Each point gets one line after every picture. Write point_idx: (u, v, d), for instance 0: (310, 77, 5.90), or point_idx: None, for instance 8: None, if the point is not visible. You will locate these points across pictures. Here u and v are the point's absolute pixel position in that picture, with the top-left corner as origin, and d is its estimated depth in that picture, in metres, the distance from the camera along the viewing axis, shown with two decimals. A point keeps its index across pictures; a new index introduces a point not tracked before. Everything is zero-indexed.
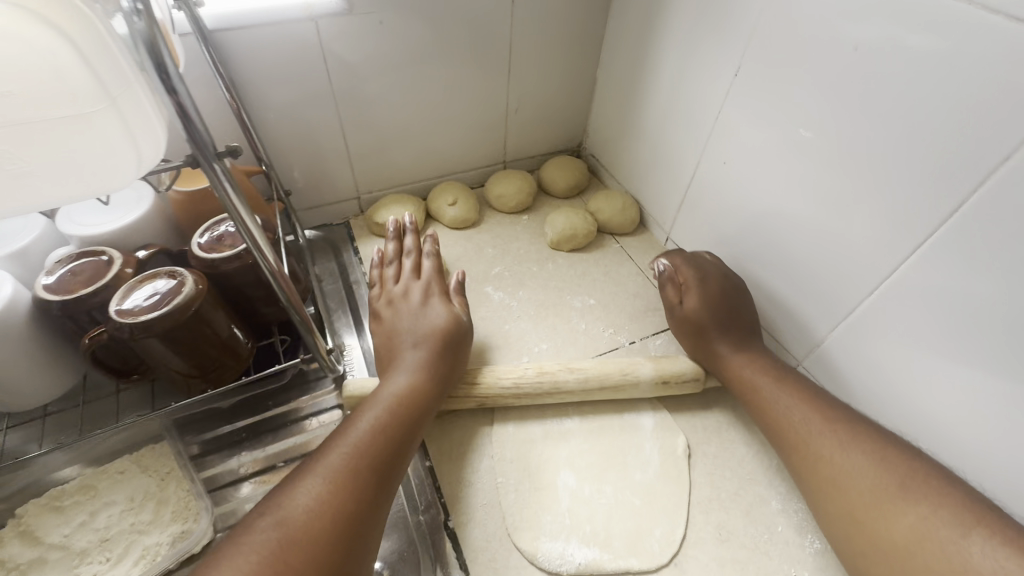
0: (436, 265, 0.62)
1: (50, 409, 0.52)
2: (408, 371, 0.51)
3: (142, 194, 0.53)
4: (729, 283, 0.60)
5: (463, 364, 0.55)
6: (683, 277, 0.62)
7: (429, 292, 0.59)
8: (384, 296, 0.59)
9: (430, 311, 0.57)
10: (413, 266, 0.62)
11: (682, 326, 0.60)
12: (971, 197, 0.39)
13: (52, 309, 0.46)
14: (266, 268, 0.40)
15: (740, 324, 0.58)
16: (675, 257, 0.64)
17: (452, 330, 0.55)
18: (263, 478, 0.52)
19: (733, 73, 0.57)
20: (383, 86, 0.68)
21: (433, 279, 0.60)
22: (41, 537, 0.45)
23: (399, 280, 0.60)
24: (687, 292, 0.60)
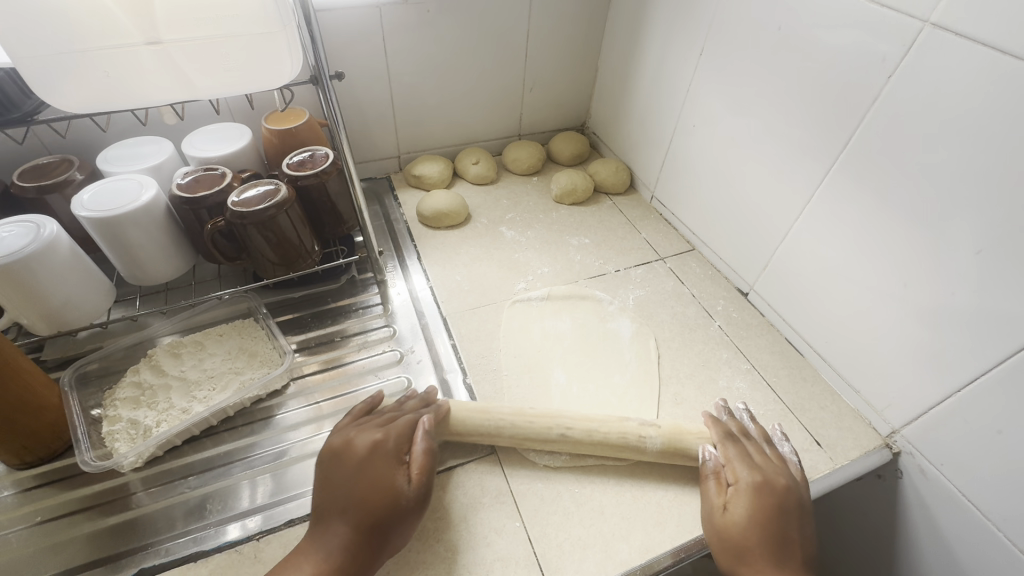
0: (409, 420, 0.52)
1: (170, 286, 0.70)
2: (316, 560, 0.44)
3: (244, 131, 0.71)
4: (782, 490, 0.49)
5: (393, 546, 0.46)
6: (735, 476, 0.51)
7: (376, 446, 0.49)
8: (333, 439, 0.51)
9: (367, 472, 0.47)
10: (387, 415, 0.53)
11: (716, 534, 0.48)
12: (854, 133, 0.55)
13: (181, 203, 0.62)
14: (345, 155, 0.60)
15: (786, 545, 0.47)
16: (733, 450, 0.53)
17: (386, 504, 0.46)
18: (324, 346, 0.67)
19: (698, 55, 0.74)
20: (425, 67, 0.85)
21: (393, 431, 0.50)
22: (166, 370, 0.61)
23: (360, 425, 0.52)
24: (736, 500, 0.49)
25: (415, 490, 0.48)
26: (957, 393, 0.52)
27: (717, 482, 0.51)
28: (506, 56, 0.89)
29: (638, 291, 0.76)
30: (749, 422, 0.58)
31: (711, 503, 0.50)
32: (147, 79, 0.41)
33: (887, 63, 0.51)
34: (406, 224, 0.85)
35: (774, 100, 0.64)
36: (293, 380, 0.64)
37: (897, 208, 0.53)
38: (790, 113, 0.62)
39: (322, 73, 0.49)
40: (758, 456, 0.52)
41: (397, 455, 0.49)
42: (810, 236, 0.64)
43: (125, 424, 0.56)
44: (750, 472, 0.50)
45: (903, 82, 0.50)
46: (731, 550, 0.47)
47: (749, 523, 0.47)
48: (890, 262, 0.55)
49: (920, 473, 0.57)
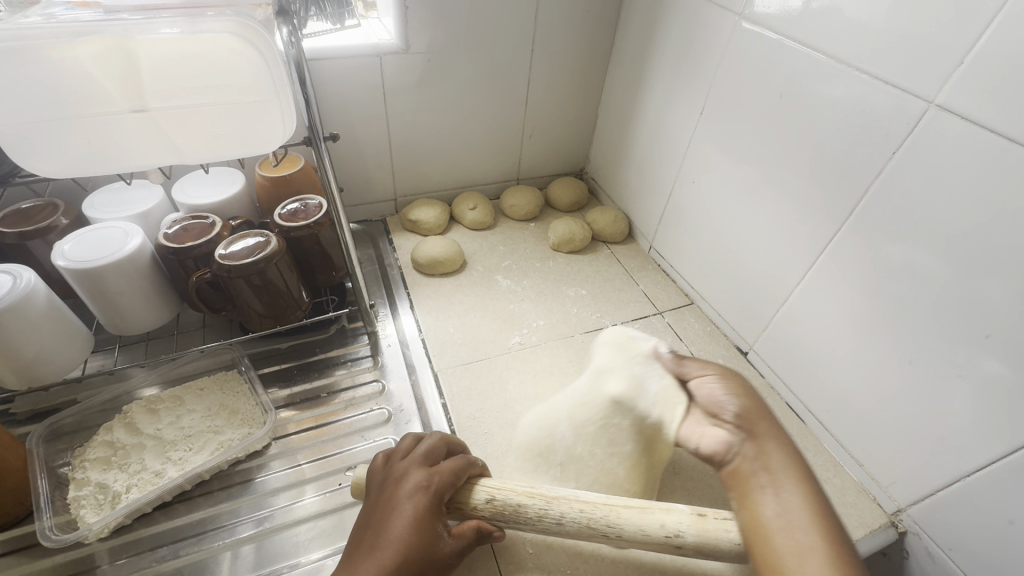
0: (455, 467, 0.48)
1: (151, 336, 0.67)
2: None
3: (237, 177, 0.69)
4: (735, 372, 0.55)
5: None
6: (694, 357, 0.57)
7: (422, 492, 0.44)
8: (380, 477, 0.46)
9: (410, 516, 0.42)
10: (430, 453, 0.49)
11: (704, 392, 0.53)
12: (858, 205, 0.55)
13: (168, 253, 0.60)
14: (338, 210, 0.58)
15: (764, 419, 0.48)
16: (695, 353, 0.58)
17: (424, 559, 0.41)
18: (309, 403, 0.65)
19: (700, 112, 0.74)
20: (426, 112, 0.85)
21: (441, 473, 0.46)
22: (141, 428, 0.58)
23: (404, 460, 0.48)
24: (702, 368, 0.55)
25: (446, 545, 0.43)
26: (965, 477, 0.50)
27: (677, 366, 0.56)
28: (507, 102, 0.89)
29: None
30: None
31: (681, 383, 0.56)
32: (129, 145, 0.40)
33: (890, 140, 0.50)
34: (400, 270, 0.83)
35: (775, 165, 0.64)
36: (275, 439, 0.61)
37: (902, 281, 0.52)
38: (790, 179, 0.62)
39: (316, 134, 0.48)
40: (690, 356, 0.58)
41: (438, 503, 0.45)
42: (812, 301, 0.63)
43: (93, 489, 0.53)
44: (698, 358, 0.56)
45: (908, 159, 0.49)
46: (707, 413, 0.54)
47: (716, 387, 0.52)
48: (894, 338, 0.54)
49: (928, 556, 0.55)
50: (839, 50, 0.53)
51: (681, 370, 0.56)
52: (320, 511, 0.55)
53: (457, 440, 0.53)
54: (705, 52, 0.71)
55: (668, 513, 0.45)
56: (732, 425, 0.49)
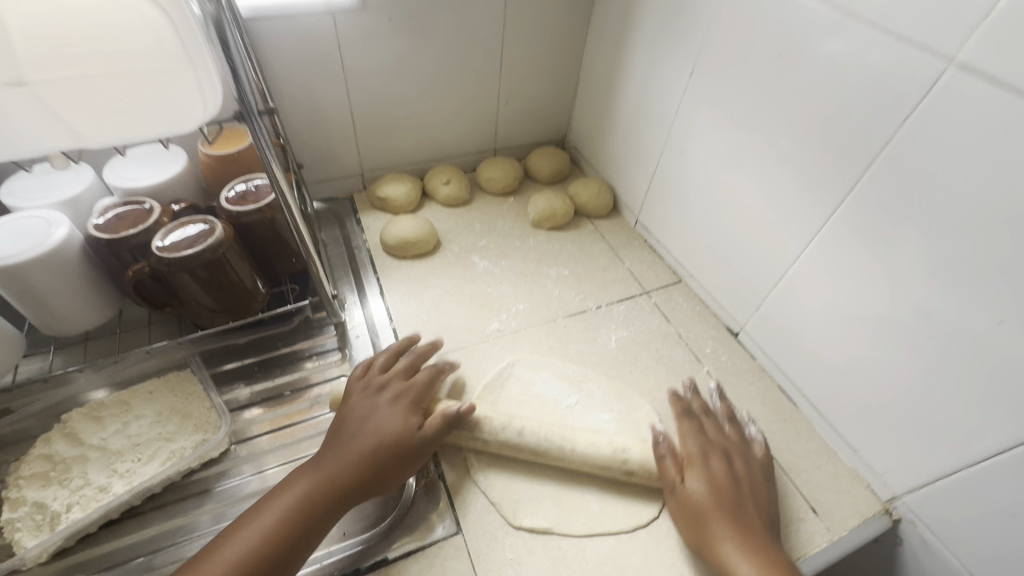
0: (428, 376, 0.55)
1: (90, 336, 0.61)
2: (324, 468, 0.46)
3: (177, 156, 0.62)
4: (735, 464, 0.52)
5: (397, 477, 0.49)
6: (685, 449, 0.52)
7: (401, 395, 0.52)
8: (362, 381, 0.54)
9: (388, 411, 0.51)
10: (406, 366, 0.56)
11: (676, 504, 0.50)
12: (862, 176, 0.50)
13: (100, 245, 0.54)
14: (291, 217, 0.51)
15: (752, 519, 0.47)
16: (678, 418, 0.56)
17: (400, 442, 0.49)
18: (272, 403, 0.60)
19: (689, 74, 0.67)
20: (391, 77, 0.77)
21: (417, 382, 0.54)
22: (83, 439, 0.53)
23: (385, 374, 0.55)
24: (683, 439, 0.54)
25: (420, 433, 0.50)
26: (969, 467, 0.47)
27: (675, 462, 0.51)
28: (480, 65, 0.81)
29: (620, 332, 0.70)
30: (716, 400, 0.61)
31: (671, 489, 0.50)
32: (11, 124, 0.33)
33: (902, 103, 0.45)
34: (368, 253, 0.77)
35: (770, 133, 0.58)
36: (235, 444, 0.56)
37: (908, 260, 0.48)
38: (787, 147, 0.57)
39: (249, 109, 0.41)
40: (712, 434, 0.54)
41: (412, 403, 0.52)
42: (808, 281, 0.59)
43: (29, 510, 0.48)
44: (701, 447, 0.52)
45: (920, 124, 0.44)
46: (692, 519, 0.48)
47: (709, 496, 0.48)
48: (898, 322, 0.50)
49: (923, 544, 0.53)
50: (847, 0, 0.47)
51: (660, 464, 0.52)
52: None
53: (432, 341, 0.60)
54: (694, 6, 0.64)
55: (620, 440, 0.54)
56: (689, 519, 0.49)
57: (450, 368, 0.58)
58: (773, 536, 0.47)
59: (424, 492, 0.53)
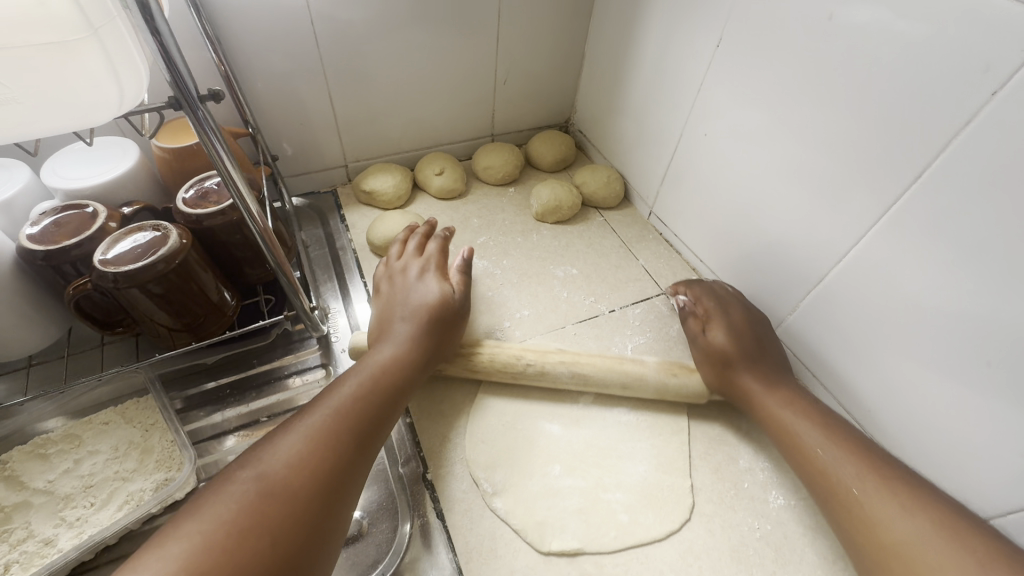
0: (441, 246, 0.59)
1: (33, 360, 0.53)
2: (396, 340, 0.49)
3: (127, 150, 0.54)
4: (751, 315, 0.57)
5: (453, 337, 0.53)
6: (704, 311, 0.58)
7: (428, 269, 0.56)
8: (387, 269, 0.57)
9: (423, 283, 0.54)
10: (417, 247, 0.59)
11: (702, 354, 0.55)
12: (931, 164, 0.42)
13: (35, 258, 0.46)
14: (254, 225, 0.43)
15: (770, 360, 0.54)
16: (688, 287, 0.62)
17: (448, 306, 0.53)
18: (247, 432, 0.53)
19: (714, 45, 0.59)
20: (375, 56, 0.68)
21: (436, 254, 0.58)
22: (26, 482, 0.46)
23: (402, 257, 0.58)
24: (698, 300, 0.59)
25: (458, 296, 0.55)
26: None
27: (698, 320, 0.58)
28: (474, 40, 0.73)
29: (637, 339, 0.63)
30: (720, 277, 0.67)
31: (695, 340, 0.56)
32: None
33: (990, 74, 0.37)
34: (355, 254, 0.69)
35: (813, 111, 0.50)
36: (204, 482, 0.49)
37: (984, 264, 0.40)
38: (834, 128, 0.48)
39: (187, 94, 0.33)
40: (718, 290, 0.60)
41: (440, 270, 0.56)
42: (854, 284, 0.51)
43: None
44: (717, 302, 0.58)
45: (1013, 102, 0.36)
46: (717, 363, 0.54)
47: (733, 342, 0.54)
48: (967, 336, 0.43)
49: None
50: None
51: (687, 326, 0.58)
52: None
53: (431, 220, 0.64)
54: None
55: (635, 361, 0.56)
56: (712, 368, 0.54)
57: (450, 231, 0.62)
58: (788, 374, 0.54)
59: (421, 534, 0.47)
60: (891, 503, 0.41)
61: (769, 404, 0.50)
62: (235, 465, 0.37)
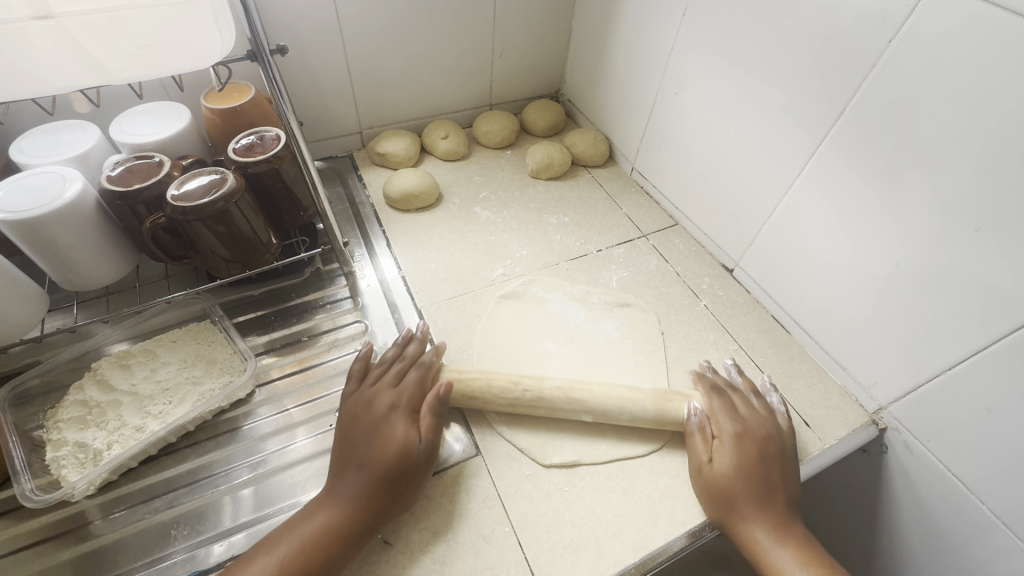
0: (420, 379, 0.54)
1: (111, 290, 0.63)
2: (332, 509, 0.45)
3: (180, 111, 0.63)
4: (769, 442, 0.51)
5: (408, 499, 0.47)
6: (718, 428, 0.52)
7: (396, 408, 0.51)
8: (353, 399, 0.52)
9: (385, 428, 0.49)
10: (397, 374, 0.54)
11: (704, 483, 0.50)
12: (850, 103, 0.52)
13: (114, 197, 0.55)
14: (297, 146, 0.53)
15: (782, 500, 0.49)
16: (705, 389, 0.56)
17: (403, 460, 0.48)
18: (291, 348, 0.62)
19: (681, 15, 0.68)
20: (386, 32, 0.77)
21: (407, 390, 0.53)
22: (114, 385, 0.55)
23: (374, 386, 0.53)
24: (714, 412, 0.54)
25: (423, 446, 0.49)
26: (945, 371, 0.51)
27: (704, 439, 0.52)
28: (473, 17, 0.81)
29: (621, 272, 0.73)
30: (735, 377, 0.59)
31: (698, 470, 0.51)
32: (41, 62, 0.34)
33: (888, 26, 0.47)
34: (372, 207, 0.79)
35: (761, 66, 0.60)
36: (259, 386, 0.59)
37: (890, 182, 0.51)
38: (778, 81, 0.58)
39: (261, 48, 0.42)
40: (744, 409, 0.54)
41: (410, 411, 0.51)
42: (800, 212, 0.61)
43: (72, 449, 0.51)
44: (733, 424, 0.52)
45: (904, 48, 0.46)
46: (720, 499, 0.49)
47: (741, 478, 0.49)
48: (880, 244, 0.54)
49: (906, 449, 0.57)
50: None
51: (693, 432, 0.53)
52: (314, 452, 0.54)
53: (424, 332, 0.60)
54: None
55: (630, 392, 0.55)
56: (715, 502, 0.49)
57: (438, 357, 0.57)
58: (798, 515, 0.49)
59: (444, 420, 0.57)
60: None
61: (779, 564, 0.45)
62: None
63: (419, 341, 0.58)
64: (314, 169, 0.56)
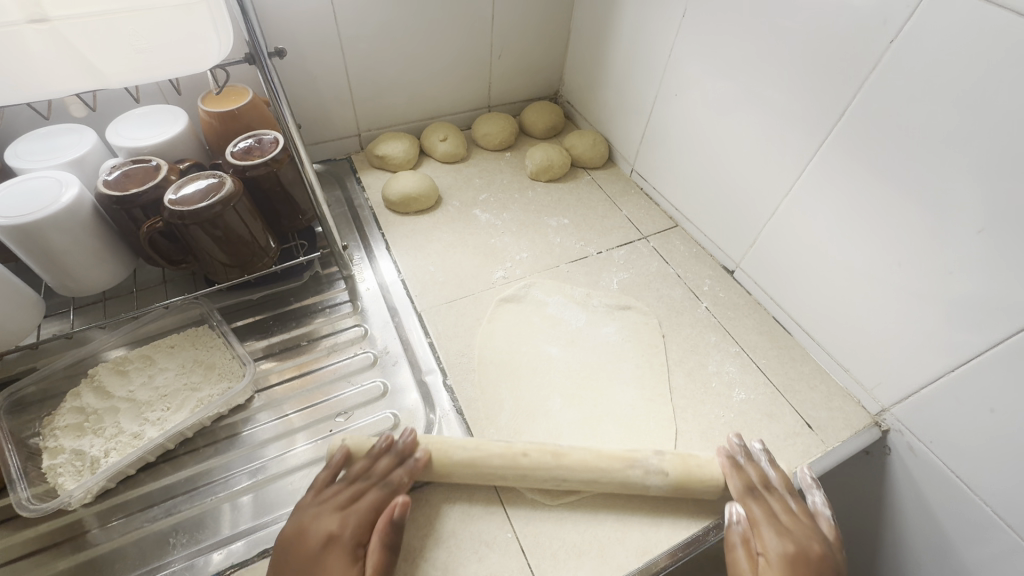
0: (376, 501, 0.46)
1: (108, 295, 0.63)
2: None
3: (177, 114, 0.63)
4: (822, 563, 0.44)
5: None
6: (764, 544, 0.45)
7: (337, 543, 0.43)
8: (293, 519, 0.45)
9: (320, 574, 0.42)
10: (349, 491, 0.46)
11: None
12: (850, 104, 0.52)
13: (112, 202, 0.54)
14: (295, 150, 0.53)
15: None
16: (744, 486, 0.49)
17: None
18: (290, 353, 0.62)
19: (680, 17, 0.68)
20: (383, 35, 0.77)
21: (356, 515, 0.45)
22: (112, 391, 0.55)
23: (321, 504, 0.46)
24: (756, 522, 0.47)
25: None
26: (948, 372, 0.51)
27: (746, 552, 0.46)
28: (471, 19, 0.81)
29: (621, 274, 0.72)
30: (765, 463, 0.52)
31: None
32: (38, 67, 0.34)
33: (889, 27, 0.47)
34: (371, 210, 0.78)
35: (761, 67, 0.60)
36: (258, 392, 0.58)
37: (892, 183, 0.51)
38: (778, 83, 0.58)
39: (259, 51, 0.42)
40: (788, 520, 0.47)
41: (354, 548, 0.43)
42: (801, 213, 0.61)
43: (69, 457, 0.50)
44: (781, 539, 0.45)
45: (905, 48, 0.46)
46: None
47: None
48: (881, 246, 0.53)
49: (909, 451, 0.57)
50: None
51: (734, 543, 0.47)
52: (315, 458, 0.54)
53: (407, 435, 0.50)
54: None
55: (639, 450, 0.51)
56: None
57: (410, 466, 0.49)
58: None
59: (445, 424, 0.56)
60: None
61: None
62: None
63: (391, 445, 0.50)
64: (312, 172, 0.56)
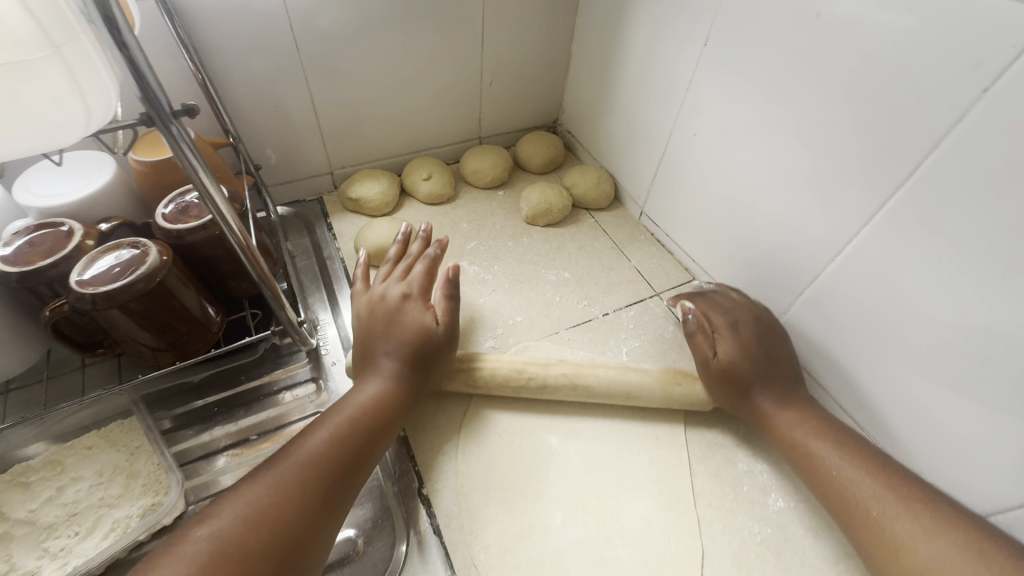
0: (427, 269, 0.56)
1: (12, 385, 0.52)
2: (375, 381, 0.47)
3: (104, 163, 0.53)
4: (762, 322, 0.55)
5: (430, 377, 0.51)
6: (715, 322, 0.55)
7: (410, 295, 0.53)
8: (365, 295, 0.54)
9: (402, 317, 0.51)
10: (404, 268, 0.56)
11: (711, 374, 0.53)
12: (924, 162, 0.40)
13: (9, 280, 0.44)
14: (234, 240, 0.40)
15: (786, 375, 0.52)
16: (695, 300, 0.59)
17: (427, 344, 0.50)
18: (237, 451, 0.52)
19: (701, 45, 0.58)
20: (356, 62, 0.67)
21: (417, 278, 0.55)
22: (6, 513, 0.44)
23: (384, 282, 0.55)
24: (709, 311, 0.57)
25: (440, 327, 0.52)
26: None
27: (705, 337, 0.55)
28: (458, 42, 0.71)
29: (631, 342, 0.62)
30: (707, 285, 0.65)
31: (703, 364, 0.54)
32: None
33: (982, 72, 0.36)
34: (343, 263, 0.68)
35: (797, 107, 0.49)
36: (192, 504, 0.48)
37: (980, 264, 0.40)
38: (819, 128, 0.48)
39: (161, 113, 0.31)
40: (727, 300, 0.58)
41: (425, 294, 0.54)
42: (847, 285, 0.50)
43: None
44: (726, 317, 0.55)
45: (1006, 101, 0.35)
46: (732, 386, 0.52)
47: (745, 356, 0.52)
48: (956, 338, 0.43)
49: None
50: None
51: (692, 338, 0.55)
52: None
53: (426, 230, 0.60)
54: None
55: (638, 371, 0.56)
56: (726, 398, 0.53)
57: (441, 249, 0.58)
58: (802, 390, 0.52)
59: (417, 549, 0.46)
60: (920, 532, 0.39)
61: (805, 443, 0.48)
62: (191, 522, 0.35)
63: (424, 239, 0.59)
64: (264, 266, 0.43)
